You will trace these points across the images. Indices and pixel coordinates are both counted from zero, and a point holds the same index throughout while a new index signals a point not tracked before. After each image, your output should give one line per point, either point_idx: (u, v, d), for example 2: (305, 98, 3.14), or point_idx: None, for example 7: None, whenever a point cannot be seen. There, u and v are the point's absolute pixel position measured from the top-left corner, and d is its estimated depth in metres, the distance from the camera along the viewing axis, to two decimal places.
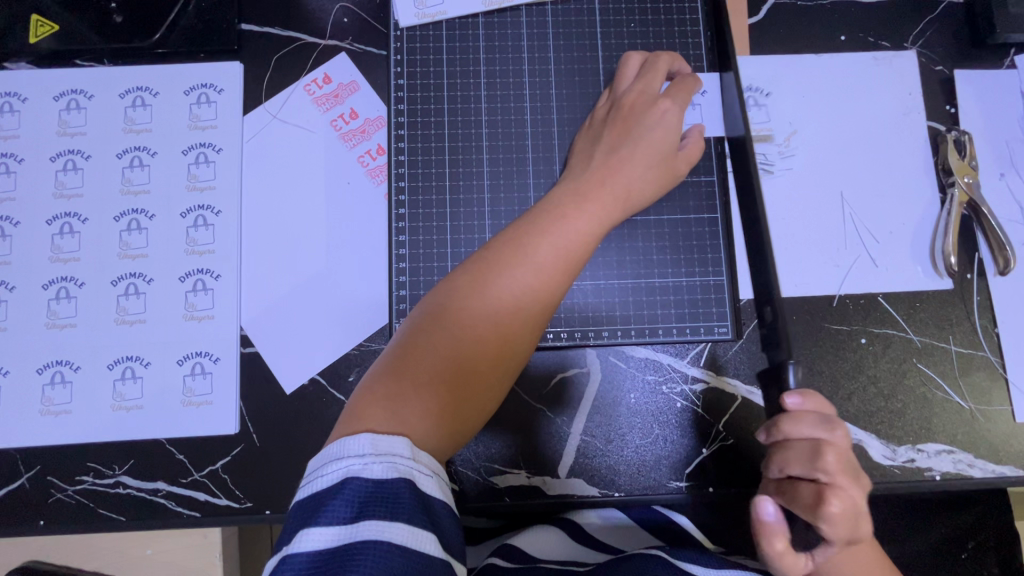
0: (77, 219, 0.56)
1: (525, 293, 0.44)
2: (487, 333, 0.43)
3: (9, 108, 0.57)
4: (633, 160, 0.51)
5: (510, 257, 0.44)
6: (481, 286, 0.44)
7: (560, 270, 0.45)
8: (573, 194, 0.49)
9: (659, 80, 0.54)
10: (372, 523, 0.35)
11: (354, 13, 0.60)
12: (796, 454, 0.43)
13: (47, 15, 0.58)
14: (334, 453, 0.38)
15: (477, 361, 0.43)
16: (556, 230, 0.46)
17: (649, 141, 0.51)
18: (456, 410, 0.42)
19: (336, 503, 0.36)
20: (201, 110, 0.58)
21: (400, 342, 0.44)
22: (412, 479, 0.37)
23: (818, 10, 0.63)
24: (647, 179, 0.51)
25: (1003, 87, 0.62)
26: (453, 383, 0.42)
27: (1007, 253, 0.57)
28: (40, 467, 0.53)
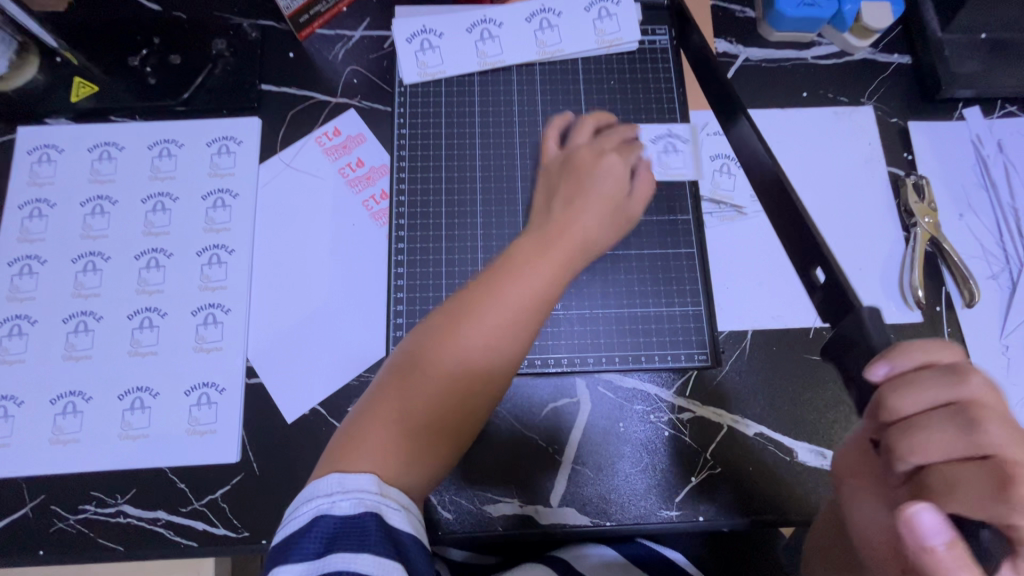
0: (101, 258, 0.60)
1: (496, 337, 0.46)
2: (452, 376, 0.45)
3: (46, 159, 0.63)
4: (592, 206, 0.53)
5: (475, 302, 0.47)
6: (453, 331, 0.46)
7: (523, 317, 0.47)
8: (538, 238, 0.51)
9: (616, 135, 0.59)
10: (338, 556, 0.37)
11: (363, 75, 0.67)
12: (939, 437, 0.33)
13: (90, 78, 0.65)
14: (307, 495, 0.41)
15: (443, 403, 0.45)
16: (525, 277, 0.48)
17: (602, 187, 0.54)
18: (425, 449, 0.45)
19: (304, 541, 0.38)
20: (221, 159, 0.64)
21: (375, 388, 0.47)
22: (380, 513, 0.39)
23: (781, 70, 0.69)
24: (606, 226, 0.53)
25: (955, 137, 0.67)
26: (422, 425, 0.45)
27: (972, 287, 0.60)
28: (44, 496, 0.54)
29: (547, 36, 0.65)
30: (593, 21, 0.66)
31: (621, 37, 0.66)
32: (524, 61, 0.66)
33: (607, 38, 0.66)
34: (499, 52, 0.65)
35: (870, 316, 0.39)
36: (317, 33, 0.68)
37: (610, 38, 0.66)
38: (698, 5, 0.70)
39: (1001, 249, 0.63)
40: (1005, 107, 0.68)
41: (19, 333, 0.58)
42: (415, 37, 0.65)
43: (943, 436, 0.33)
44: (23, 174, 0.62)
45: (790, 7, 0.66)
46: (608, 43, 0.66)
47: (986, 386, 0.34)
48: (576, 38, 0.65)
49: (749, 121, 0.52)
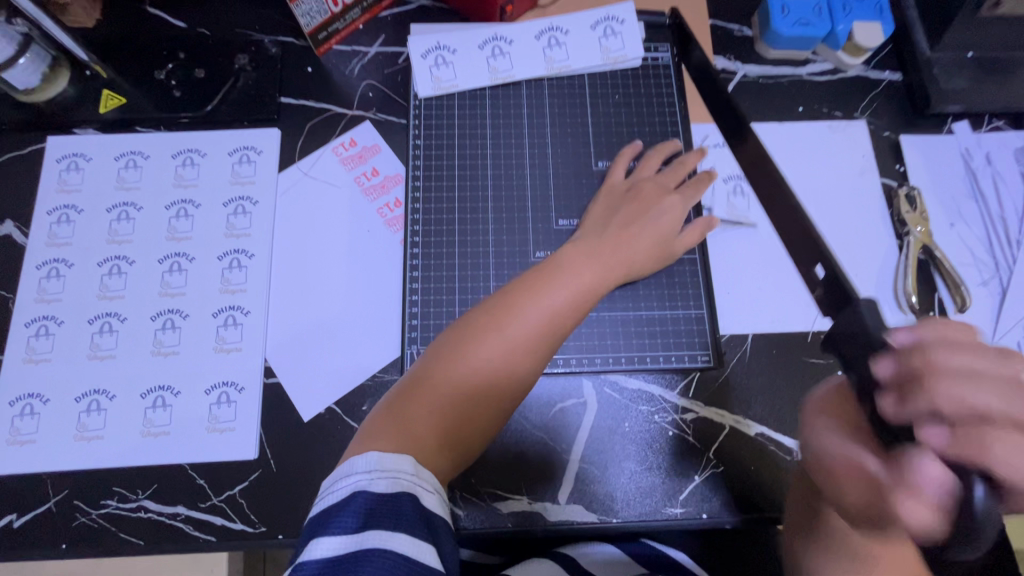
0: (126, 262, 0.62)
1: (531, 339, 0.49)
2: (495, 367, 0.48)
3: (75, 167, 0.66)
4: (636, 234, 0.59)
5: (523, 299, 0.51)
6: (491, 330, 0.49)
7: (564, 319, 0.51)
8: (581, 252, 0.56)
9: (676, 176, 0.63)
10: (378, 531, 0.39)
11: (378, 88, 0.70)
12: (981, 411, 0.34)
13: (117, 91, 0.68)
14: (345, 471, 0.42)
15: (482, 393, 0.48)
16: (561, 286, 0.52)
17: (653, 224, 0.59)
18: (457, 436, 0.47)
19: (344, 515, 0.40)
20: (242, 168, 0.66)
21: (415, 372, 0.49)
22: (414, 493, 0.41)
23: (777, 86, 0.73)
24: (643, 253, 0.59)
25: (945, 150, 0.70)
26: (460, 412, 0.47)
27: (962, 292, 0.63)
28: (67, 492, 0.56)
29: (555, 53, 0.69)
30: (599, 38, 0.69)
31: (625, 54, 0.69)
32: (532, 76, 0.69)
33: (612, 55, 0.69)
34: (509, 67, 0.68)
35: (870, 307, 0.41)
36: (334, 49, 0.71)
37: (614, 55, 0.69)
38: (698, 24, 0.74)
39: (992, 257, 0.66)
40: (993, 121, 0.71)
41: (46, 333, 0.60)
42: (429, 53, 0.68)
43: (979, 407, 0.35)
44: (52, 181, 0.65)
45: (785, 27, 0.69)
46: (613, 60, 0.69)
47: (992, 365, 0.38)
48: (582, 55, 0.69)
49: (752, 136, 0.55)
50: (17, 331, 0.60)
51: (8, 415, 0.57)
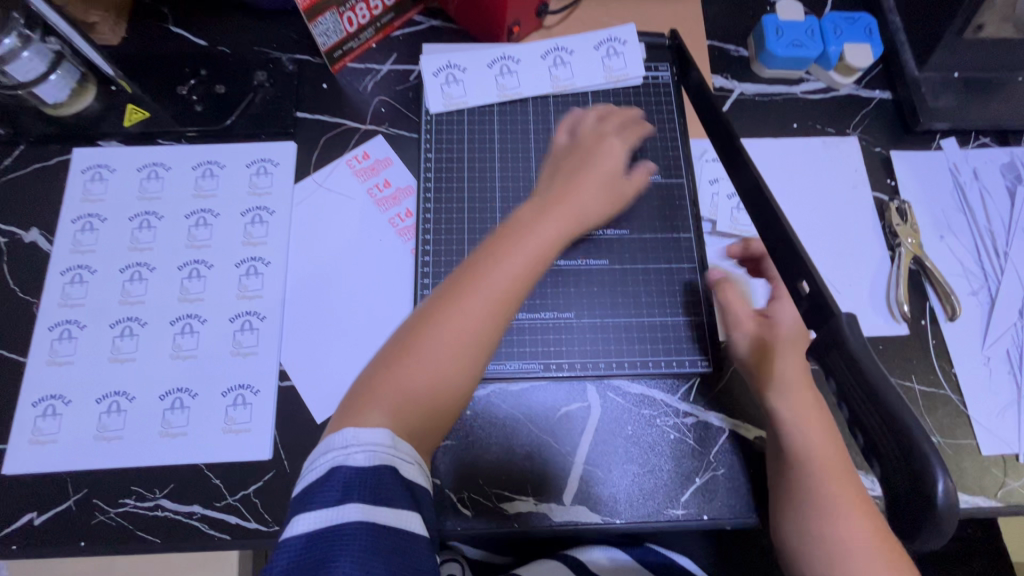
0: (146, 268, 0.65)
1: (499, 300, 0.48)
2: (459, 332, 0.47)
3: (99, 177, 0.68)
4: (593, 184, 0.57)
5: (483, 262, 0.49)
6: (453, 297, 0.48)
7: (527, 279, 0.49)
8: (542, 209, 0.54)
9: (614, 121, 0.65)
10: (357, 506, 0.41)
11: (391, 104, 0.73)
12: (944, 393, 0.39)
13: (141, 105, 0.71)
14: (323, 447, 0.44)
15: (450, 360, 0.47)
16: (525, 249, 0.50)
17: (604, 167, 0.59)
18: (432, 403, 0.47)
19: (325, 489, 0.42)
20: (259, 179, 0.69)
21: (386, 347, 0.49)
22: (391, 464, 0.43)
23: (773, 103, 0.76)
24: (603, 203, 0.58)
25: (934, 165, 0.73)
26: (430, 380, 0.46)
27: (953, 302, 0.65)
28: (87, 490, 0.57)
29: (560, 72, 0.72)
30: (602, 58, 0.73)
31: (627, 73, 0.72)
32: (538, 93, 0.72)
33: (614, 74, 0.72)
34: (516, 85, 0.72)
35: (849, 320, 0.41)
36: (349, 67, 0.75)
37: (617, 74, 0.72)
38: (696, 45, 0.77)
39: (980, 268, 0.68)
40: (979, 138, 0.75)
41: (68, 336, 0.62)
42: (440, 70, 0.71)
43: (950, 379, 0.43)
44: (77, 191, 0.68)
45: (780, 47, 0.73)
46: (615, 78, 0.72)
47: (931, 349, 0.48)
48: (586, 73, 0.72)
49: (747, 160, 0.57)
50: (41, 335, 0.62)
51: (31, 416, 0.59)
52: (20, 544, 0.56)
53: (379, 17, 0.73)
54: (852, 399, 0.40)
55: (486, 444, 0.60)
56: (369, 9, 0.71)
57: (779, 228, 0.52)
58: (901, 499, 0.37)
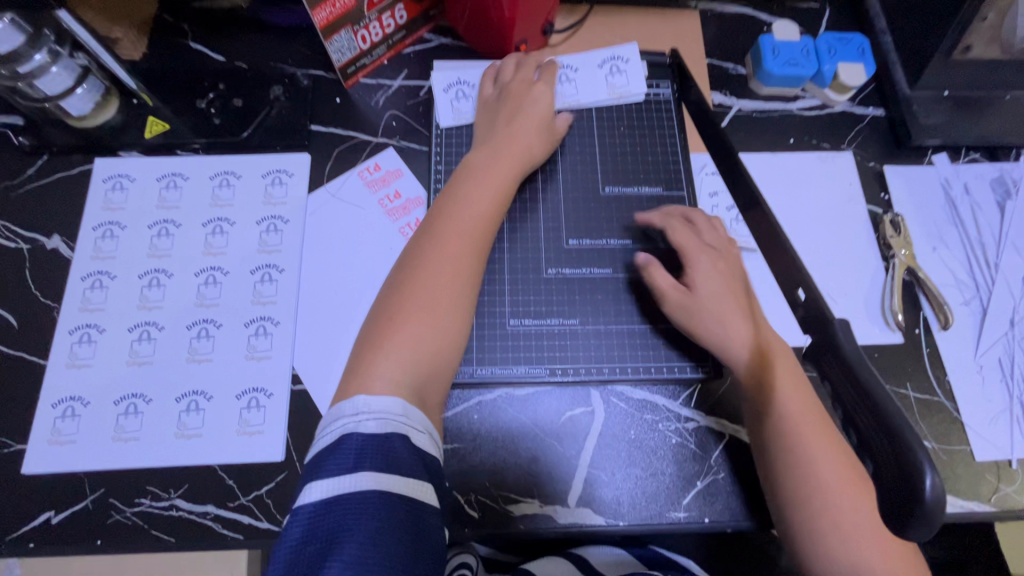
0: (164, 275, 0.67)
1: (462, 240, 0.58)
2: (442, 266, 0.56)
3: (119, 186, 0.71)
4: (525, 125, 0.68)
5: (450, 207, 0.61)
6: (431, 243, 0.58)
7: (492, 210, 0.62)
8: (487, 156, 0.65)
9: (532, 68, 0.72)
10: (370, 473, 0.43)
11: (402, 118, 0.76)
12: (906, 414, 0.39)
13: (161, 117, 0.74)
14: (333, 416, 0.47)
15: (442, 291, 0.55)
16: (474, 195, 0.61)
17: (534, 113, 0.69)
18: (436, 333, 0.54)
19: (337, 456, 0.44)
20: (274, 190, 0.71)
21: (380, 304, 0.56)
22: (403, 432, 0.47)
23: (770, 119, 0.79)
24: (537, 139, 0.68)
25: (926, 180, 0.76)
26: (430, 313, 0.54)
27: (946, 312, 0.67)
28: (104, 490, 0.59)
29: (565, 88, 0.75)
30: (605, 76, 0.76)
31: (630, 90, 0.75)
32: None
33: (617, 90, 0.75)
34: None
35: (843, 328, 0.45)
36: (361, 82, 0.78)
37: (619, 90, 0.75)
38: (696, 63, 0.80)
39: (972, 278, 0.71)
40: (969, 154, 0.77)
41: (88, 340, 0.64)
42: (450, 86, 0.75)
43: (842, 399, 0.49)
44: (98, 199, 0.70)
45: (776, 66, 0.76)
46: (618, 94, 0.75)
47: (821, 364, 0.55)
48: (590, 90, 0.75)
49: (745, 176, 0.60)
50: (62, 338, 0.64)
51: (51, 417, 0.61)
52: (37, 542, 0.57)
53: (392, 35, 0.76)
54: (848, 400, 0.43)
55: (492, 448, 0.62)
56: (382, 27, 0.74)
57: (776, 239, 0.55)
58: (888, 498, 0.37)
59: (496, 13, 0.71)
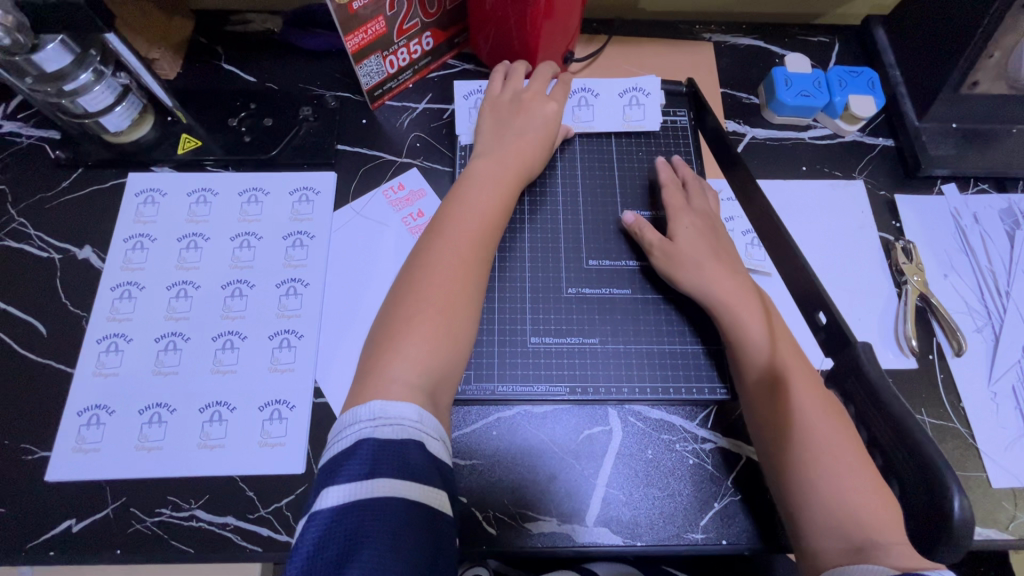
0: (192, 287, 0.68)
1: (469, 240, 0.60)
2: (451, 265, 0.57)
3: (151, 200, 0.73)
4: (531, 136, 0.70)
5: (457, 209, 0.62)
6: (439, 244, 0.59)
7: (498, 213, 0.63)
8: (491, 162, 0.67)
9: (545, 80, 0.75)
10: (387, 480, 0.43)
11: (425, 140, 0.79)
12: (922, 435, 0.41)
13: (194, 135, 0.76)
14: (348, 421, 0.48)
15: (451, 289, 0.56)
16: (479, 199, 0.63)
17: (542, 126, 0.71)
18: (447, 331, 0.54)
19: (353, 463, 0.45)
20: (301, 207, 0.73)
21: (390, 305, 0.57)
22: (420, 440, 0.47)
23: (783, 147, 0.81)
24: (541, 151, 0.70)
25: (936, 208, 0.77)
26: (442, 311, 0.55)
27: (959, 337, 0.68)
28: (125, 499, 0.59)
29: (581, 113, 0.78)
30: (623, 106, 0.78)
31: (643, 124, 0.78)
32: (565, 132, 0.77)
33: (631, 123, 0.78)
34: None
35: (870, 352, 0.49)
36: (387, 104, 0.80)
37: (633, 123, 0.78)
38: (711, 93, 0.83)
39: (983, 306, 0.72)
40: (978, 184, 0.79)
41: (116, 349, 0.65)
42: (471, 96, 0.78)
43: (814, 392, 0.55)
44: (130, 212, 0.72)
45: (789, 96, 0.78)
46: (631, 127, 0.78)
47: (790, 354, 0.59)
48: (605, 117, 0.78)
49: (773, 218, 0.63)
50: (90, 347, 0.65)
51: (76, 424, 0.62)
52: (57, 550, 0.58)
53: (418, 61, 0.79)
54: (879, 431, 0.51)
55: (511, 464, 0.62)
56: (409, 53, 0.77)
57: (798, 257, 0.60)
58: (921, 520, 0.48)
59: (519, 40, 0.75)
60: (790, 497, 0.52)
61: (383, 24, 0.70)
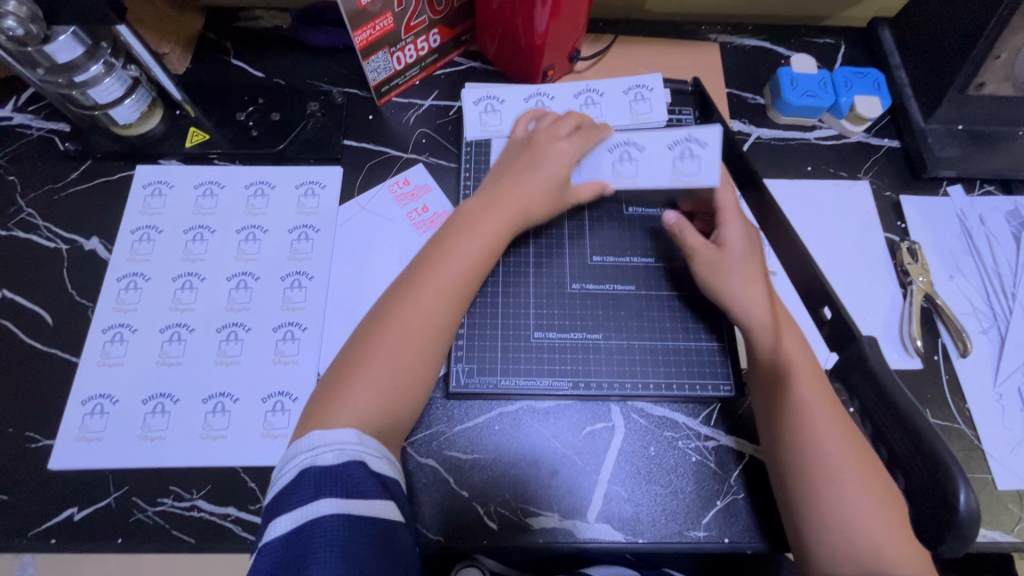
0: (197, 278, 0.69)
1: (434, 291, 0.56)
2: (415, 317, 0.54)
3: (158, 192, 0.73)
4: (534, 182, 0.64)
5: (434, 257, 0.58)
6: (409, 292, 0.56)
7: (478, 265, 0.59)
8: (483, 205, 0.62)
9: (567, 126, 0.69)
10: (332, 499, 0.44)
11: (431, 136, 0.79)
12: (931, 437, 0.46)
13: (202, 128, 0.77)
14: (292, 453, 0.47)
15: (407, 344, 0.53)
16: (462, 249, 0.59)
17: (548, 170, 0.65)
18: (395, 387, 0.52)
19: (298, 489, 0.44)
20: (307, 201, 0.74)
21: (347, 346, 0.55)
22: (361, 460, 0.47)
23: (788, 147, 0.81)
24: (541, 200, 0.65)
25: (942, 209, 0.77)
26: (393, 364, 0.52)
27: (965, 339, 0.67)
28: (127, 488, 0.60)
29: (622, 167, 0.69)
30: (674, 159, 0.68)
31: (698, 178, 0.67)
32: None
33: (684, 177, 0.68)
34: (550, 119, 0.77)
35: (870, 344, 0.53)
36: (393, 100, 0.81)
37: (687, 177, 0.67)
38: (716, 92, 0.83)
39: (989, 307, 0.71)
40: (984, 186, 0.79)
41: (121, 339, 0.65)
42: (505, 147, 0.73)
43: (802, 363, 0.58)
44: (137, 204, 0.72)
45: (794, 96, 0.78)
46: (641, 120, 0.78)
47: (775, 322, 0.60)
48: (615, 113, 0.78)
49: (787, 229, 0.62)
50: (95, 336, 0.65)
51: (80, 413, 0.62)
52: (59, 539, 0.58)
53: (425, 58, 0.80)
54: (888, 427, 0.50)
55: (513, 459, 0.62)
56: (416, 50, 0.77)
57: (798, 250, 0.60)
58: (933, 514, 0.46)
59: (526, 40, 0.74)
60: (802, 517, 0.52)
61: (390, 20, 0.70)
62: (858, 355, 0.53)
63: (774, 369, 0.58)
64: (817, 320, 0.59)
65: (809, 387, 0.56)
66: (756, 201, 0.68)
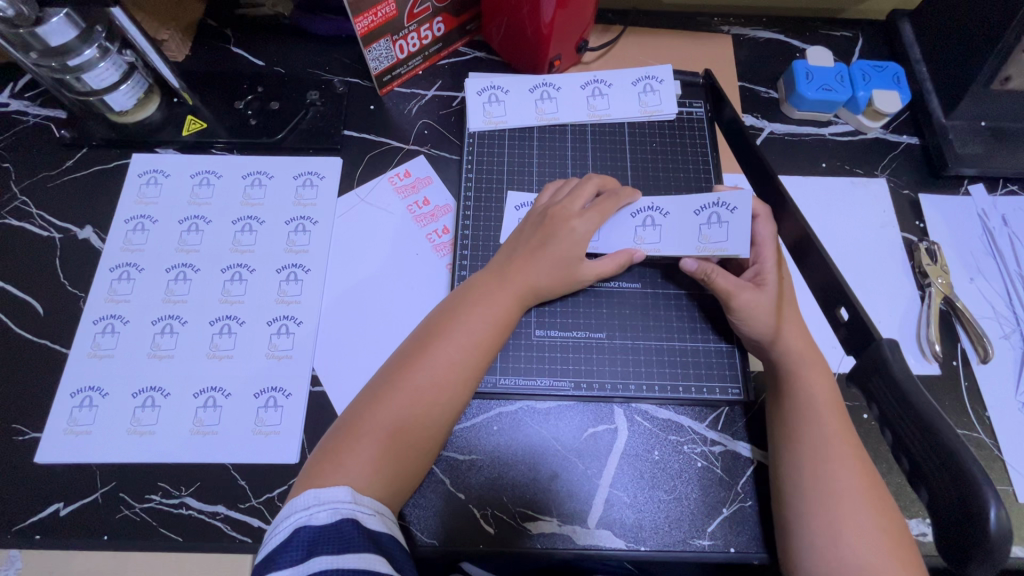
0: (191, 269, 0.67)
1: (442, 385, 0.53)
2: (424, 388, 0.52)
3: (155, 181, 0.72)
4: (552, 251, 0.61)
5: (447, 323, 0.56)
6: (419, 358, 0.54)
7: (490, 335, 0.56)
8: (500, 271, 0.61)
9: (586, 192, 0.65)
10: (322, 556, 0.41)
11: (433, 128, 0.77)
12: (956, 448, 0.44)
13: (199, 116, 0.75)
14: (284, 514, 0.45)
15: (414, 415, 0.51)
16: (476, 317, 0.56)
17: (564, 241, 0.61)
18: (396, 461, 0.50)
19: (289, 549, 0.42)
20: (305, 191, 0.72)
21: (352, 406, 0.53)
22: (356, 518, 0.45)
23: (802, 143, 0.78)
24: (557, 272, 0.61)
25: (963, 209, 0.74)
26: (397, 433, 0.50)
27: (985, 344, 0.65)
28: (115, 484, 0.58)
29: (646, 233, 0.66)
30: (700, 225, 0.65)
31: (727, 246, 0.63)
32: (577, 120, 0.75)
33: (710, 245, 0.64)
34: (555, 110, 0.75)
35: (891, 347, 0.50)
36: (396, 90, 0.79)
37: (713, 245, 0.63)
38: (728, 85, 0.81)
39: (1012, 311, 0.68)
40: (1007, 185, 0.76)
41: (112, 330, 0.64)
42: (523, 206, 0.70)
43: (823, 388, 0.56)
44: (132, 193, 0.71)
45: (809, 90, 0.75)
46: (649, 113, 0.76)
47: (796, 342, 0.58)
48: (624, 106, 0.76)
49: (802, 220, 0.60)
50: (85, 328, 0.64)
51: (69, 406, 0.60)
52: (44, 534, 0.56)
53: (428, 47, 0.78)
54: (908, 435, 0.47)
55: (511, 461, 0.60)
56: (420, 38, 0.75)
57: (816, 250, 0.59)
58: (952, 535, 0.43)
59: (532, 30, 0.72)
60: (797, 544, 0.50)
61: (392, 6, 0.68)
62: (874, 360, 0.51)
63: (789, 389, 0.56)
64: (834, 322, 0.58)
65: (828, 415, 0.54)
66: (773, 199, 0.66)
